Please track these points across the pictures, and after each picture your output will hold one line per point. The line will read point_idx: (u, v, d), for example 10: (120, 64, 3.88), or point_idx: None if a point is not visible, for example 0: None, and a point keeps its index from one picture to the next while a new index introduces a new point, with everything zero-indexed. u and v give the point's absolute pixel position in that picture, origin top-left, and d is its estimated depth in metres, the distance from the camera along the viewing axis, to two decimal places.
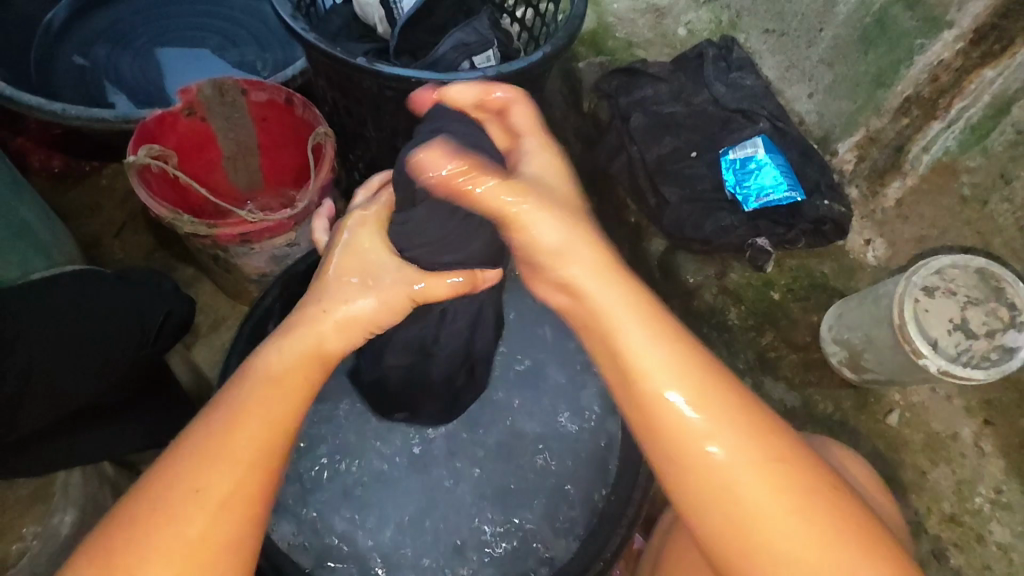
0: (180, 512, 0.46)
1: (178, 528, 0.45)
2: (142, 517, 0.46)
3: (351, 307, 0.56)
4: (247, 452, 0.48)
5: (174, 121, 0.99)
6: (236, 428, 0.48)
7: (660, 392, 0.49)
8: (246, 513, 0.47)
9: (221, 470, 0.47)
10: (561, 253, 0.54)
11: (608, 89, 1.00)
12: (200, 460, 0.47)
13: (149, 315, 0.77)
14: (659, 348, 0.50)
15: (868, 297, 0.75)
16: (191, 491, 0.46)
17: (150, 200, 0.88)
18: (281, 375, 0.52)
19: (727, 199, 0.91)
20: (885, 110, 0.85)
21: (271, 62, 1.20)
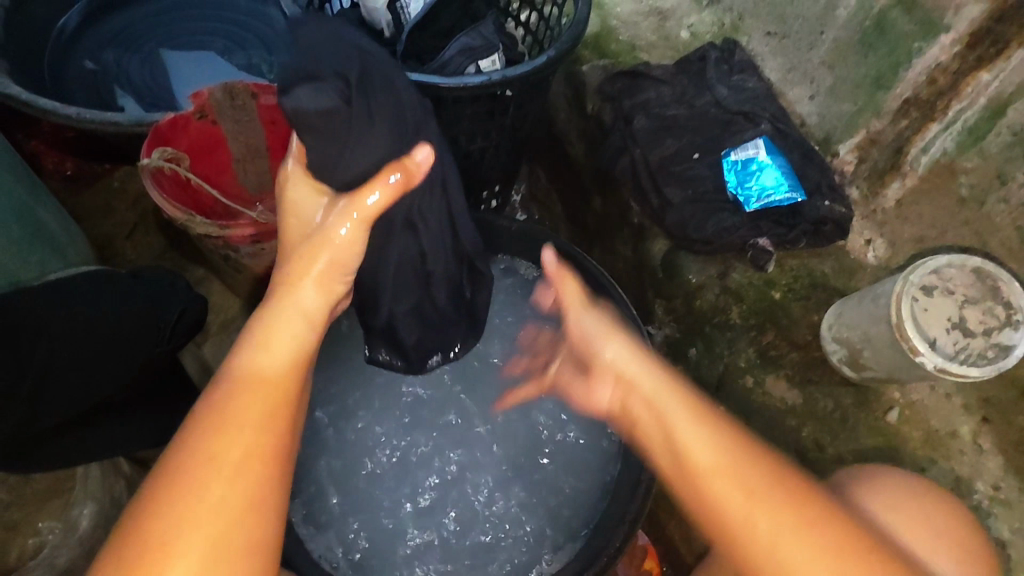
0: (200, 483, 0.47)
1: (200, 493, 0.46)
2: (161, 491, 0.47)
3: (332, 245, 0.61)
4: (258, 412, 0.51)
5: (186, 124, 1.02)
6: (243, 395, 0.52)
7: (703, 464, 0.56)
8: (268, 471, 0.49)
9: (237, 433, 0.49)
10: (605, 339, 0.69)
11: (612, 92, 1.01)
12: (213, 429, 0.49)
13: (164, 315, 0.80)
14: (693, 423, 0.58)
15: (867, 297, 0.76)
16: (209, 458, 0.48)
17: (164, 202, 0.91)
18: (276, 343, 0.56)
19: (729, 199, 0.93)
20: (885, 111, 0.86)
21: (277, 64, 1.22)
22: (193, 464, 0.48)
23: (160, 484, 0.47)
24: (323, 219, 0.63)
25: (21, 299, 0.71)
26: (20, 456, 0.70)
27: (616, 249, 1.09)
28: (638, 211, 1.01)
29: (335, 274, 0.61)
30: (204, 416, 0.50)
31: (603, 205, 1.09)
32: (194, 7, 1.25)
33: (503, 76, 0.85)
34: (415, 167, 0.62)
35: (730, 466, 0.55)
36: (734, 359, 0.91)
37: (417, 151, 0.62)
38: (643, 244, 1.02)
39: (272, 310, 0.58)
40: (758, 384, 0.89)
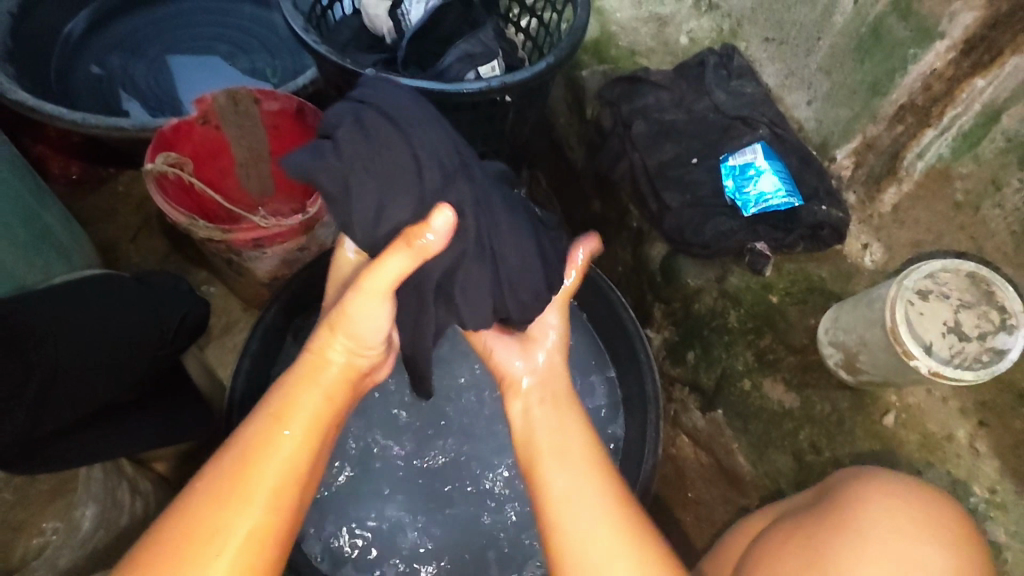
0: (204, 549, 0.51)
1: (202, 558, 0.51)
2: (165, 554, 0.52)
3: (352, 325, 0.62)
4: (267, 490, 0.55)
5: (189, 130, 1.04)
6: (254, 472, 0.55)
7: (560, 499, 0.64)
8: (271, 548, 0.54)
9: (242, 515, 0.53)
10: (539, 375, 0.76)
11: (611, 97, 1.02)
12: (218, 507, 0.53)
13: (168, 316, 0.81)
14: (573, 472, 0.65)
15: (862, 301, 0.77)
16: (206, 534, 0.52)
17: (167, 206, 0.92)
18: (295, 417, 0.59)
19: (727, 204, 0.93)
20: (880, 117, 0.87)
21: (281, 69, 1.24)
22: (193, 540, 0.52)
23: (160, 547, 0.52)
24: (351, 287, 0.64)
25: (27, 301, 0.73)
26: (28, 457, 0.70)
27: (616, 253, 1.10)
28: (637, 214, 1.03)
29: (358, 349, 0.64)
30: (213, 487, 0.54)
31: (603, 208, 1.10)
32: (197, 13, 1.27)
33: (502, 83, 0.86)
34: (431, 243, 0.57)
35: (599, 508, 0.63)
36: (732, 360, 0.93)
37: (432, 219, 0.57)
38: (641, 247, 1.03)
39: (300, 386, 0.61)
40: (756, 386, 0.90)
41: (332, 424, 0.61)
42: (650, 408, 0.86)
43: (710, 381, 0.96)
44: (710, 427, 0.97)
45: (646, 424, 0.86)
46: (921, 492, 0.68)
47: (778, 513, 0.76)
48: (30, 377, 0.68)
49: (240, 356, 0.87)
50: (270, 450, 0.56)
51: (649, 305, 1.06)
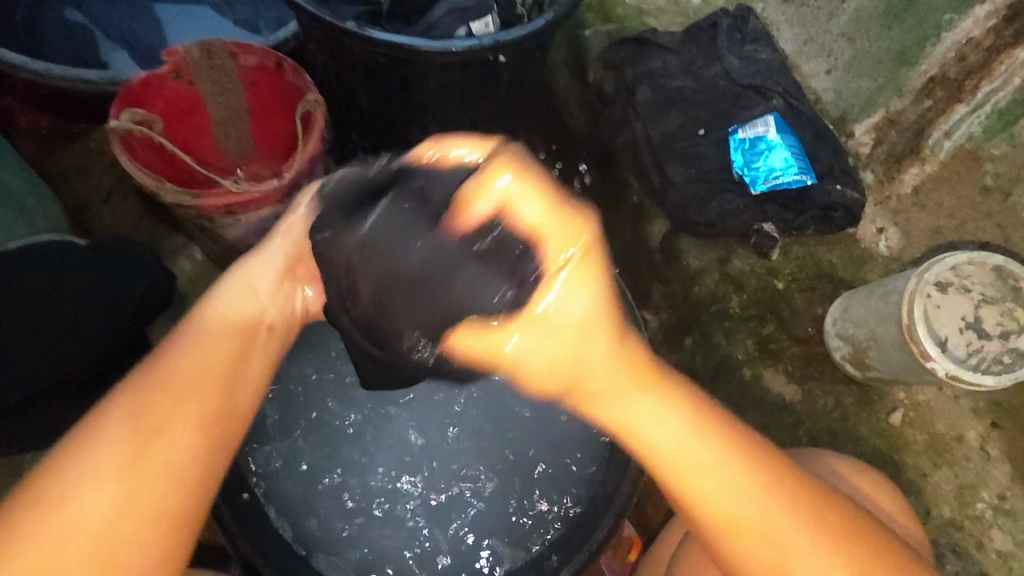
0: (166, 431, 0.45)
1: (155, 447, 0.44)
2: (107, 438, 0.44)
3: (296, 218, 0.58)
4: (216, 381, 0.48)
5: (161, 84, 0.97)
6: (198, 366, 0.47)
7: (692, 467, 0.46)
8: (224, 443, 0.47)
9: (183, 411, 0.46)
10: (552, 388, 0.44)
11: (614, 60, 0.96)
12: (137, 430, 0.44)
13: (127, 292, 0.74)
14: (676, 417, 0.46)
15: (876, 292, 0.70)
16: (117, 471, 0.43)
17: (133, 167, 0.85)
18: (225, 334, 0.50)
19: (735, 179, 0.86)
20: (907, 90, 0.80)
21: (271, 21, 1.16)
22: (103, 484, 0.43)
23: (102, 440, 0.44)
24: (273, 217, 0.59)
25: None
26: None
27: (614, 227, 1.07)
28: (637, 187, 0.98)
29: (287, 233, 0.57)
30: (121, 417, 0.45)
31: (602, 180, 1.07)
32: None
33: (494, 40, 0.78)
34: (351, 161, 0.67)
35: (724, 459, 0.47)
36: (732, 349, 0.85)
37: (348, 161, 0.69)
38: (641, 224, 0.98)
39: (237, 292, 0.53)
40: (755, 377, 0.83)
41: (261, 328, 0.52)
42: None
43: (708, 367, 0.89)
44: None
45: None
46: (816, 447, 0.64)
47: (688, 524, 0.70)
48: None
49: None
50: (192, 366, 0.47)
51: (647, 287, 1.00)
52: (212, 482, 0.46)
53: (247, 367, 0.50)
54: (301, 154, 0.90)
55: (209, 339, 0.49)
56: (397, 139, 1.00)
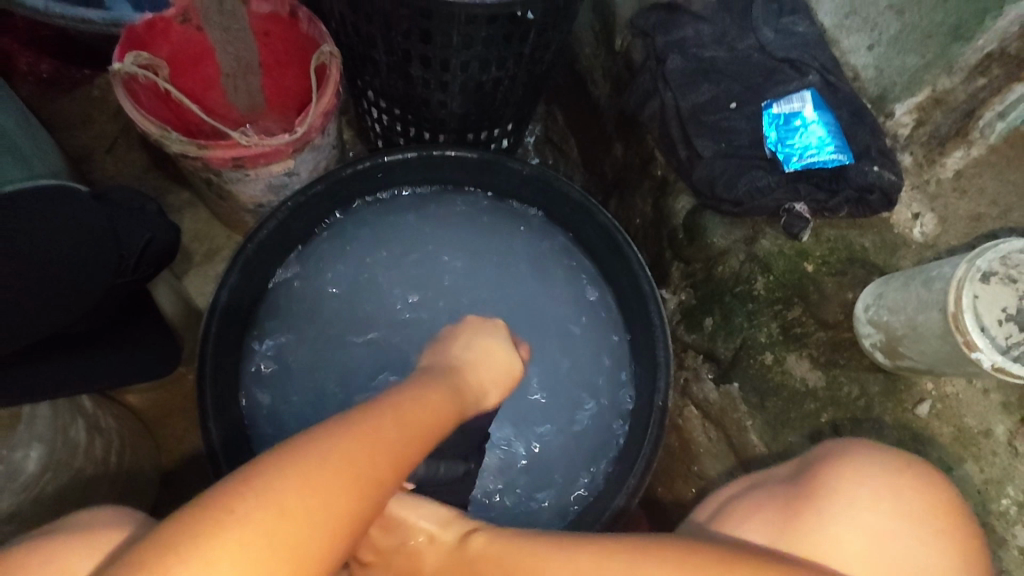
0: (392, 464, 0.51)
1: (384, 472, 0.50)
2: (366, 448, 0.49)
3: (501, 361, 0.76)
4: (422, 448, 0.56)
5: (167, 28, 0.93)
6: (425, 432, 0.57)
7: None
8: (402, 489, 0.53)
9: (408, 456, 0.53)
10: None
11: (645, 27, 0.92)
12: (384, 452, 0.51)
13: (129, 242, 0.70)
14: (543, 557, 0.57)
15: (918, 279, 0.68)
16: (372, 490, 0.48)
17: (137, 113, 0.81)
18: (438, 404, 0.61)
19: (766, 156, 0.83)
20: (958, 68, 0.74)
21: None
22: (344, 470, 0.47)
23: (362, 447, 0.49)
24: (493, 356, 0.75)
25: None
26: None
27: (635, 203, 1.04)
28: (662, 161, 0.95)
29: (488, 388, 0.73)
30: (386, 441, 0.51)
31: (624, 153, 1.04)
32: None
33: None
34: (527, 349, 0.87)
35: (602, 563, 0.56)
36: (755, 332, 0.83)
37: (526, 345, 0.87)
38: (665, 199, 0.96)
39: (441, 392, 0.64)
40: (779, 362, 0.82)
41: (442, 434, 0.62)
42: (660, 375, 0.83)
43: (726, 351, 0.87)
44: (722, 401, 0.87)
45: (654, 393, 0.83)
46: (847, 470, 0.64)
47: (755, 479, 0.71)
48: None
49: (209, 311, 0.81)
50: (427, 425, 0.57)
51: (667, 265, 0.99)
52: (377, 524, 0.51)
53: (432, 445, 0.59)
54: (317, 109, 0.85)
55: (432, 416, 0.59)
56: (414, 99, 0.96)
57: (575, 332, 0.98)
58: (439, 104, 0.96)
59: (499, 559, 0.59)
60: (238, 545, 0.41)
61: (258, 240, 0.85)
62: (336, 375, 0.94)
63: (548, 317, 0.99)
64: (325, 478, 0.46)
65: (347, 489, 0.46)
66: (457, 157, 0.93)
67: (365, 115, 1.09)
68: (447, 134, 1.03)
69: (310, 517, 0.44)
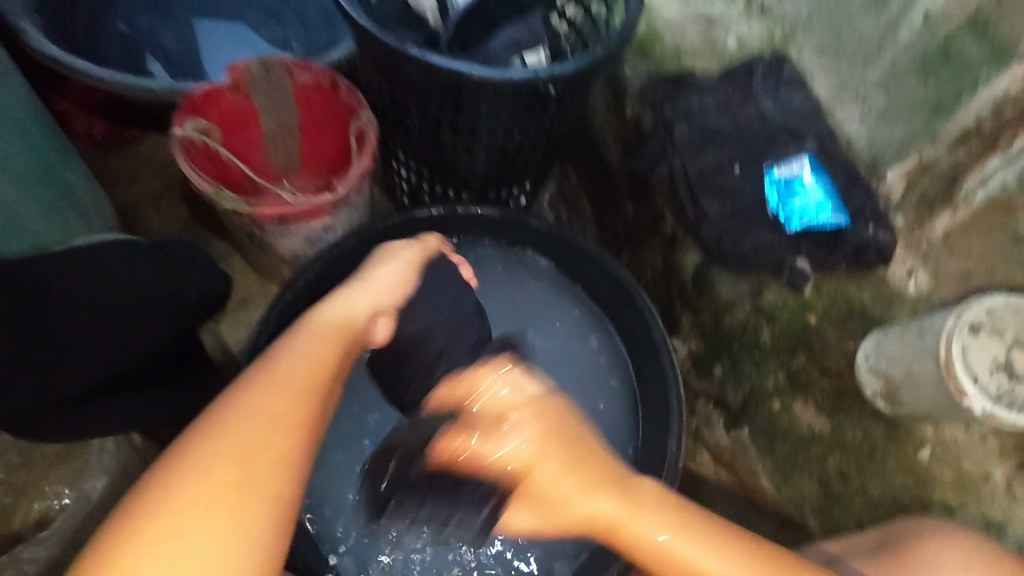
0: (266, 402, 0.61)
1: (259, 408, 0.60)
2: (235, 409, 0.60)
3: (379, 273, 0.81)
4: (305, 370, 0.65)
5: (220, 97, 1.01)
6: (305, 361, 0.66)
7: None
8: (313, 403, 0.63)
9: (282, 389, 0.62)
10: (577, 512, 0.61)
11: (655, 98, 1.03)
12: (251, 401, 0.61)
13: (184, 291, 0.77)
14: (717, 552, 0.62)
15: (911, 330, 0.73)
16: (251, 428, 0.58)
17: (194, 174, 0.89)
18: (326, 330, 0.71)
19: (770, 218, 0.90)
20: (941, 139, 0.79)
21: (305, 42, 1.35)
22: (268, 418, 0.59)
23: (233, 409, 0.60)
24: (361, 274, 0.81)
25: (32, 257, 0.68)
26: (42, 418, 0.68)
27: (647, 257, 1.12)
28: (672, 220, 1.03)
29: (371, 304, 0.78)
30: (257, 391, 0.62)
31: (635, 211, 1.11)
32: None
33: (548, 72, 0.83)
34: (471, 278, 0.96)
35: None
36: (762, 380, 0.95)
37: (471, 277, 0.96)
38: (675, 254, 1.04)
39: (324, 316, 0.73)
40: (786, 408, 0.92)
41: (342, 350, 0.70)
42: (673, 420, 0.88)
43: (737, 398, 0.99)
44: (734, 444, 1.01)
45: (667, 438, 0.87)
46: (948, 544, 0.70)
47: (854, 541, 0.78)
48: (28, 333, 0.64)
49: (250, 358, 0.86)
50: (306, 356, 0.67)
51: (677, 316, 1.08)
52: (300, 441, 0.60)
53: (330, 364, 0.68)
54: (353, 171, 0.93)
55: (310, 347, 0.68)
56: (443, 161, 1.04)
57: (587, 371, 1.03)
58: (465, 166, 1.04)
59: (690, 518, 0.63)
60: (155, 529, 0.51)
61: (296, 288, 0.92)
62: (356, 418, 0.97)
63: (560, 357, 1.03)
64: (213, 449, 0.56)
65: (235, 443, 0.57)
66: (480, 215, 1.02)
67: (393, 173, 1.18)
68: (471, 193, 1.12)
69: (205, 481, 0.54)
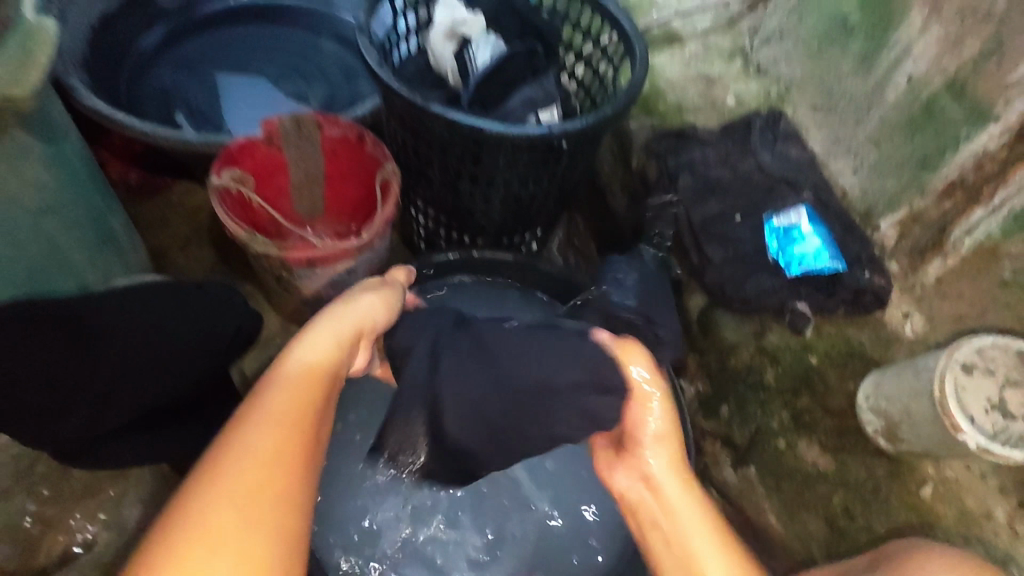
0: (243, 464, 0.50)
1: (241, 473, 0.49)
2: (204, 482, 0.49)
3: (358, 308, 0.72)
4: (288, 418, 0.54)
5: (253, 149, 1.09)
6: (282, 414, 0.54)
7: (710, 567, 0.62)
8: (303, 455, 0.53)
9: (260, 448, 0.51)
10: (655, 441, 0.74)
11: (658, 149, 1.08)
12: (221, 470, 0.49)
13: (221, 328, 0.82)
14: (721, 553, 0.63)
15: (908, 370, 0.77)
16: (233, 502, 0.48)
17: (228, 220, 0.95)
18: (300, 376, 0.59)
19: (771, 263, 0.95)
20: (929, 191, 0.85)
21: (320, 96, 1.41)
22: (261, 471, 0.50)
23: (204, 483, 0.49)
24: (329, 314, 0.69)
25: (80, 296, 0.76)
26: (96, 446, 0.75)
27: None
28: (677, 265, 1.07)
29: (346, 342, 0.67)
30: (231, 457, 0.50)
31: None
32: (256, 47, 1.48)
33: (561, 128, 0.89)
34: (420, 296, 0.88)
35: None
36: (768, 420, 0.97)
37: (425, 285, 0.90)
38: (681, 297, 1.09)
39: (293, 358, 0.61)
40: (791, 447, 0.94)
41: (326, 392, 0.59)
42: (681, 458, 0.90)
43: (743, 437, 1.01)
44: (741, 484, 1.01)
45: None
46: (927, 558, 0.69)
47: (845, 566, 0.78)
48: (72, 369, 0.70)
49: None
50: (286, 402, 0.55)
51: (684, 357, 1.12)
52: (299, 504, 0.51)
53: (316, 413, 0.56)
54: (377, 220, 0.99)
55: (288, 393, 0.57)
56: (461, 209, 1.11)
57: None
58: (480, 213, 1.10)
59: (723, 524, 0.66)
60: None
61: None
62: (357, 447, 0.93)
63: None
64: (196, 534, 0.46)
65: (222, 525, 0.47)
66: (495, 258, 1.08)
67: (411, 219, 1.24)
68: (485, 239, 1.17)
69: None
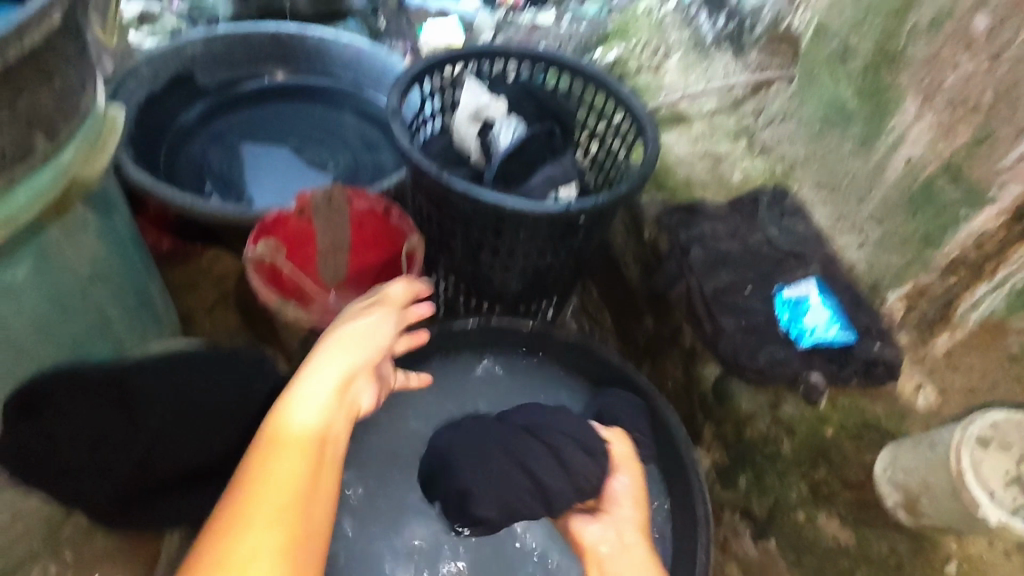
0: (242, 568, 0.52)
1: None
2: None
3: (358, 329, 0.74)
4: (281, 506, 0.56)
5: (287, 221, 1.15)
6: (275, 498, 0.56)
7: None
8: (298, 548, 0.55)
9: (252, 542, 0.53)
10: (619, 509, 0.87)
11: (669, 223, 1.12)
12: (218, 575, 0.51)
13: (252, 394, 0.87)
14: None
15: (923, 443, 0.78)
16: None
17: (262, 288, 1.00)
18: (293, 448, 0.60)
19: (782, 334, 0.98)
20: (932, 267, 0.89)
21: (341, 164, 1.50)
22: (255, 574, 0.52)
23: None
24: (328, 347, 0.70)
25: (130, 365, 0.83)
26: (140, 504, 0.83)
27: (667, 368, 1.18)
28: (689, 334, 1.10)
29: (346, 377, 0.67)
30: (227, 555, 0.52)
31: (655, 324, 1.20)
32: (283, 120, 1.57)
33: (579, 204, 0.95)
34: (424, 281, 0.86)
35: None
36: (785, 491, 0.97)
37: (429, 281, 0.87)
38: (694, 366, 1.11)
39: (290, 413, 0.62)
40: (811, 519, 0.93)
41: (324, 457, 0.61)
42: (700, 529, 0.91)
43: (761, 509, 1.01)
44: (763, 559, 1.00)
45: (695, 549, 0.90)
46: None
47: None
48: (115, 435, 0.79)
49: None
50: (277, 488, 0.56)
51: (699, 426, 1.13)
52: None
53: (313, 493, 0.58)
54: None
55: (279, 467, 0.58)
56: (480, 277, 1.15)
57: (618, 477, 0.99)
58: (500, 282, 1.15)
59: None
60: None
61: None
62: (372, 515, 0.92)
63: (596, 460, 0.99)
64: None
65: None
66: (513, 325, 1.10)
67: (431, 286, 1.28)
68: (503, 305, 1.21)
69: None
